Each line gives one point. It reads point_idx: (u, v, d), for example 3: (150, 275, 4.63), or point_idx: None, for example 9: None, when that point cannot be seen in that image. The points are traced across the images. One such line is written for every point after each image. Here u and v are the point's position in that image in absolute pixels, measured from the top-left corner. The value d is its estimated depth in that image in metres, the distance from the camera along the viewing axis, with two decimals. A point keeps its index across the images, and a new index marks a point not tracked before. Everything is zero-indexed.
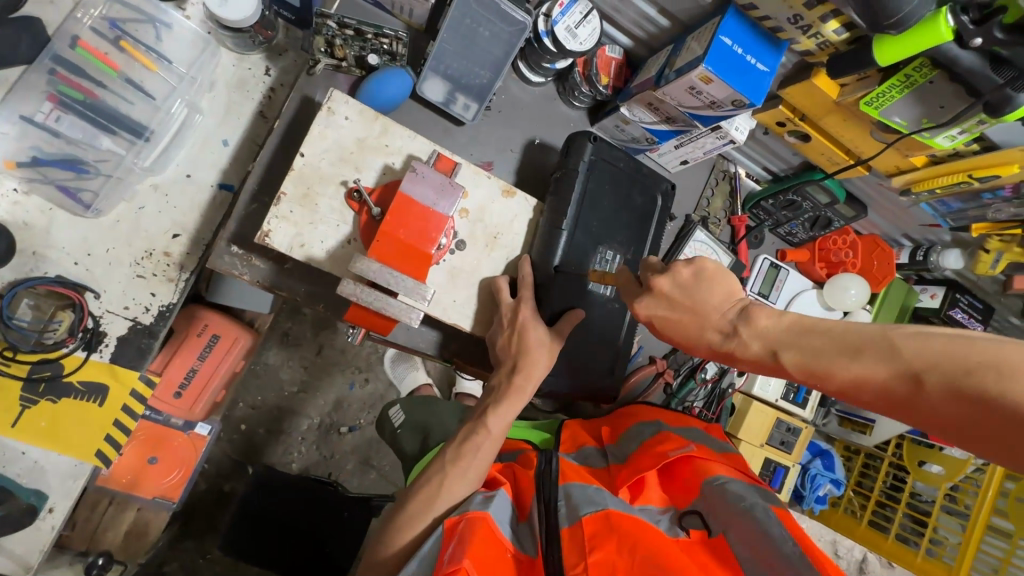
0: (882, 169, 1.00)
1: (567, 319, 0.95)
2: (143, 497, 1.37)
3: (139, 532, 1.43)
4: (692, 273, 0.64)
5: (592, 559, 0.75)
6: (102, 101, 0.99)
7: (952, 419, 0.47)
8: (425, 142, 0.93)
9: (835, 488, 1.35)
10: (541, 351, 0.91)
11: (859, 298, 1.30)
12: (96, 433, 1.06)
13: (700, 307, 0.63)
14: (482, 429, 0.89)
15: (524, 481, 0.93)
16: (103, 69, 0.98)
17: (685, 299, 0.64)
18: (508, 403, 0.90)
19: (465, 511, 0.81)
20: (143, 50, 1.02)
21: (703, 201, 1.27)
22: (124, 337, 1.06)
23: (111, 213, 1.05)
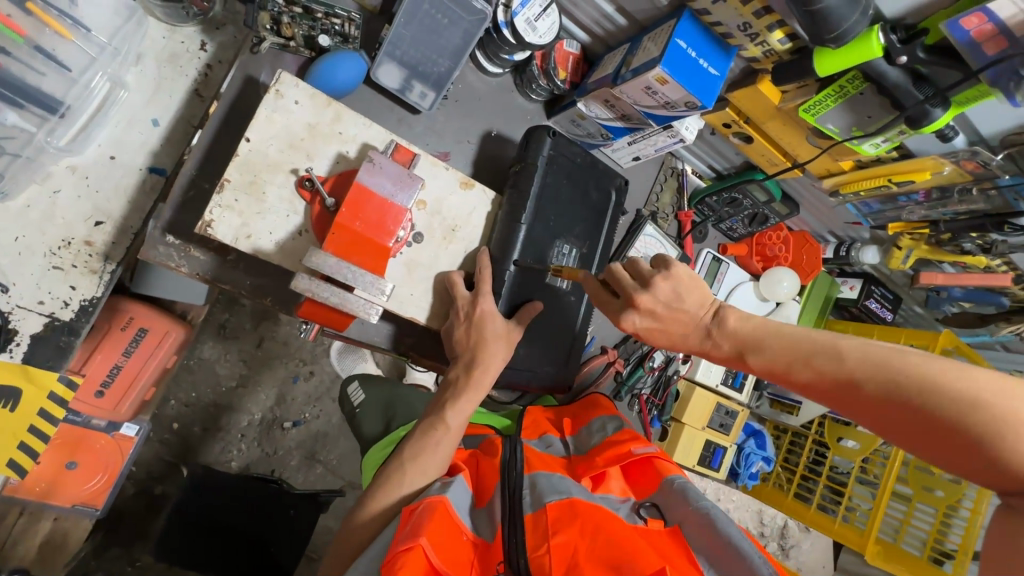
0: (814, 172, 1.08)
1: (524, 312, 0.96)
2: (60, 505, 1.25)
3: (55, 543, 1.35)
4: (671, 287, 0.69)
5: (555, 541, 0.78)
6: (6, 70, 0.84)
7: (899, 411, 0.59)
8: (381, 130, 0.90)
9: (765, 464, 1.47)
10: (496, 345, 0.91)
11: (791, 290, 1.40)
12: (9, 442, 0.98)
13: (682, 313, 0.69)
14: (441, 425, 0.89)
15: (486, 471, 0.94)
16: (7, 35, 0.82)
17: (672, 305, 0.69)
18: (465, 397, 0.90)
19: (427, 495, 0.82)
20: (57, 14, 0.87)
21: (653, 196, 1.32)
22: (40, 335, 0.96)
23: (20, 196, 0.95)
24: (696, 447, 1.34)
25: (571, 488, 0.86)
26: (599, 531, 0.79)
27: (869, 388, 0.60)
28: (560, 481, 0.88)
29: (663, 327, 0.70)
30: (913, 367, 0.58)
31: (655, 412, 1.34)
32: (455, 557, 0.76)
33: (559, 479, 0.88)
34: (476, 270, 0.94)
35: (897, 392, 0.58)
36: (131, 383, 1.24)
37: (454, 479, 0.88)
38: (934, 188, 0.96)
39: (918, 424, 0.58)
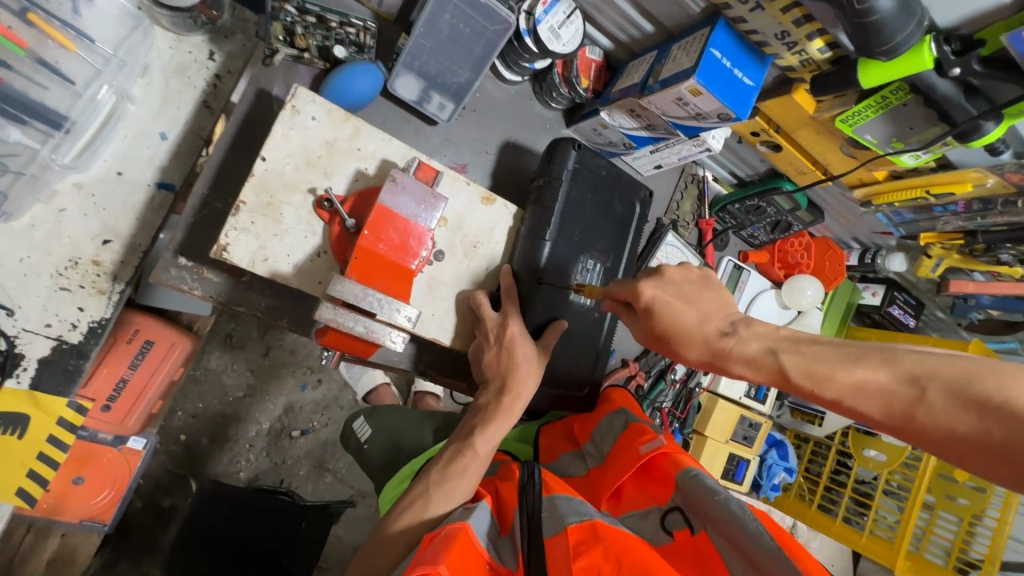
0: (845, 181, 1.05)
1: (551, 332, 0.92)
2: (67, 521, 1.21)
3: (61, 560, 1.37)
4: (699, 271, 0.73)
5: (578, 565, 0.76)
6: (10, 86, 0.80)
7: (951, 426, 0.52)
8: (401, 145, 0.86)
9: (787, 476, 1.43)
10: (527, 368, 0.87)
11: (814, 298, 1.37)
12: (17, 470, 0.94)
13: (702, 300, 0.70)
14: (469, 450, 0.86)
15: (506, 495, 0.91)
16: (8, 47, 0.78)
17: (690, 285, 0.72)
18: (496, 423, 0.86)
19: (449, 521, 0.79)
20: (59, 25, 0.83)
21: (673, 204, 1.29)
22: (47, 359, 0.93)
23: (24, 215, 0.91)
24: (720, 461, 1.31)
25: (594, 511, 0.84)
26: (623, 555, 0.75)
27: (929, 393, 0.54)
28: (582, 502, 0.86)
29: (685, 306, 0.69)
30: (980, 366, 0.52)
31: (677, 424, 1.31)
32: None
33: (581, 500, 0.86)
34: (502, 289, 0.92)
35: (958, 396, 0.52)
36: (139, 398, 1.21)
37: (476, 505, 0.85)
38: (975, 200, 0.93)
39: (997, 425, 0.50)
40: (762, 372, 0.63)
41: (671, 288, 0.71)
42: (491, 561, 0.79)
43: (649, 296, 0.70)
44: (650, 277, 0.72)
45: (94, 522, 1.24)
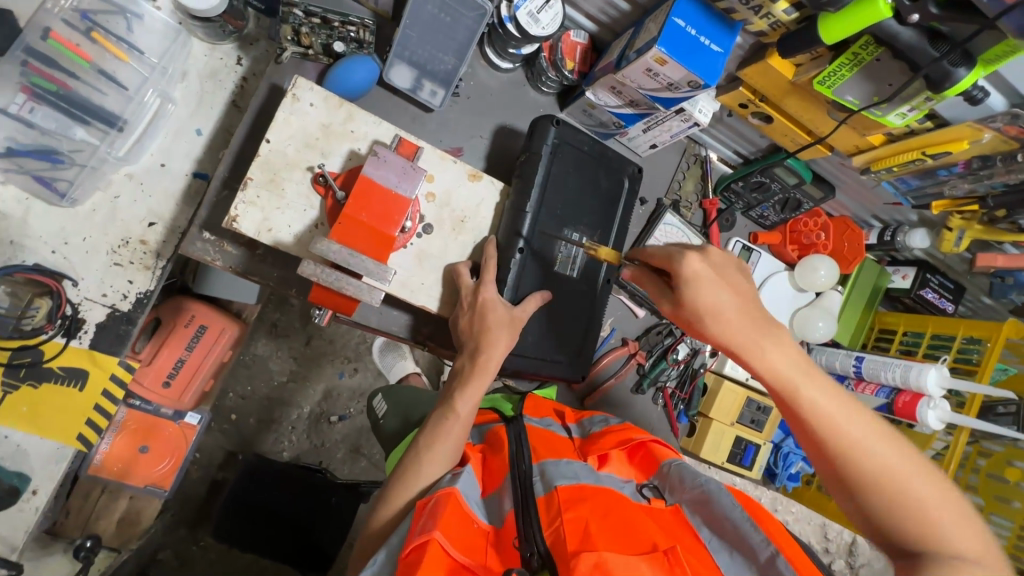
0: (843, 149, 1.02)
1: (532, 300, 0.97)
2: (136, 486, 1.39)
3: (131, 520, 1.43)
4: (718, 258, 0.71)
5: (567, 517, 0.76)
6: (74, 91, 1.00)
7: (863, 484, 0.62)
8: (389, 127, 0.95)
9: (806, 465, 1.38)
10: (501, 330, 0.92)
11: (830, 278, 1.31)
12: (78, 417, 1.08)
13: (733, 291, 0.69)
14: (450, 413, 0.90)
15: (497, 462, 0.93)
16: (76, 61, 0.99)
17: (722, 274, 0.70)
18: (472, 385, 0.90)
19: (436, 489, 0.82)
20: (115, 41, 1.03)
21: (674, 184, 1.30)
22: (103, 324, 1.09)
23: (86, 202, 1.08)
24: (725, 446, 1.27)
25: (585, 474, 0.85)
26: (610, 514, 0.76)
27: (869, 456, 0.62)
28: (573, 463, 0.87)
29: (720, 287, 0.69)
30: (902, 454, 0.62)
31: (681, 407, 1.31)
32: (466, 542, 0.77)
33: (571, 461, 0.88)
34: (484, 261, 0.96)
35: (882, 468, 0.62)
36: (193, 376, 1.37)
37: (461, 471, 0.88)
38: (974, 158, 0.89)
39: (889, 500, 0.61)
40: (771, 378, 0.66)
41: (714, 266, 0.71)
42: (479, 520, 0.83)
43: (696, 271, 0.70)
44: (694, 250, 0.72)
45: (155, 488, 1.41)
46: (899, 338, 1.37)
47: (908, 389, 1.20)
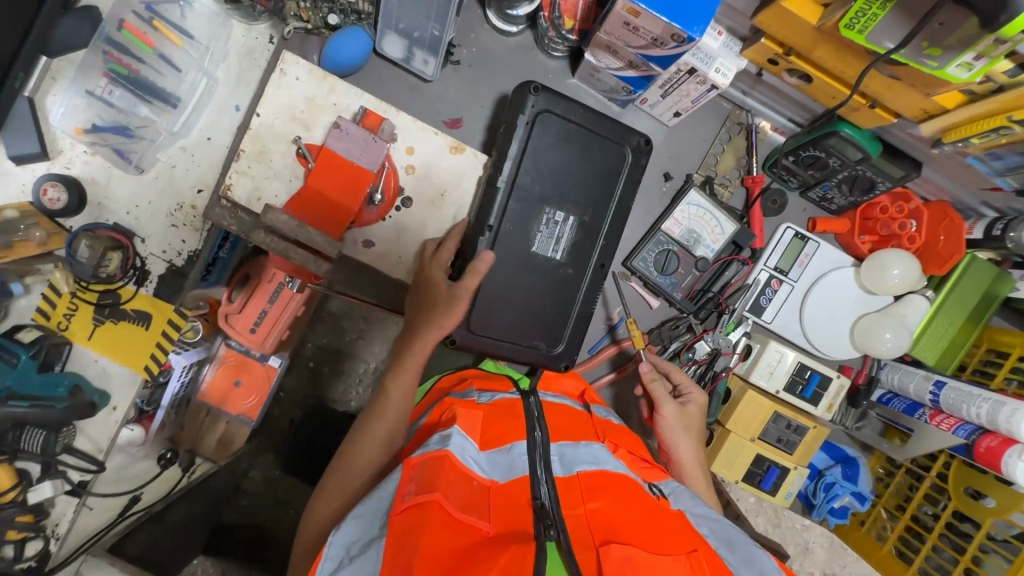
0: (908, 115, 0.80)
1: (472, 271, 0.90)
2: (229, 414, 1.49)
3: (228, 441, 1.52)
4: (696, 405, 1.05)
5: (591, 507, 0.75)
6: (142, 74, 1.18)
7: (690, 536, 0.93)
8: (370, 98, 0.96)
9: (856, 502, 1.15)
10: (438, 309, 0.89)
11: (905, 279, 1.05)
12: (145, 350, 1.28)
13: (691, 415, 1.04)
14: (382, 397, 0.87)
15: (502, 428, 0.88)
16: (141, 46, 1.16)
17: (694, 413, 1.04)
18: (405, 372, 0.88)
19: (428, 449, 0.77)
20: (172, 27, 1.19)
21: (709, 158, 1.12)
22: (163, 276, 1.28)
23: (151, 170, 1.24)
24: (741, 462, 1.11)
25: (606, 459, 0.86)
26: (629, 506, 0.76)
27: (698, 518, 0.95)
28: (591, 448, 0.88)
29: (694, 415, 1.04)
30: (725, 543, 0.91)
31: None
32: (471, 501, 0.73)
33: (589, 445, 0.88)
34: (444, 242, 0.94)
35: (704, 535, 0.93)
36: (273, 324, 1.39)
37: (448, 430, 0.83)
38: None
39: None
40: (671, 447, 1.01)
41: (695, 408, 1.05)
42: (478, 475, 0.78)
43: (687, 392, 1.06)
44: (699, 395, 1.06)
45: (244, 417, 1.50)
46: (1011, 363, 1.02)
47: (995, 432, 0.93)
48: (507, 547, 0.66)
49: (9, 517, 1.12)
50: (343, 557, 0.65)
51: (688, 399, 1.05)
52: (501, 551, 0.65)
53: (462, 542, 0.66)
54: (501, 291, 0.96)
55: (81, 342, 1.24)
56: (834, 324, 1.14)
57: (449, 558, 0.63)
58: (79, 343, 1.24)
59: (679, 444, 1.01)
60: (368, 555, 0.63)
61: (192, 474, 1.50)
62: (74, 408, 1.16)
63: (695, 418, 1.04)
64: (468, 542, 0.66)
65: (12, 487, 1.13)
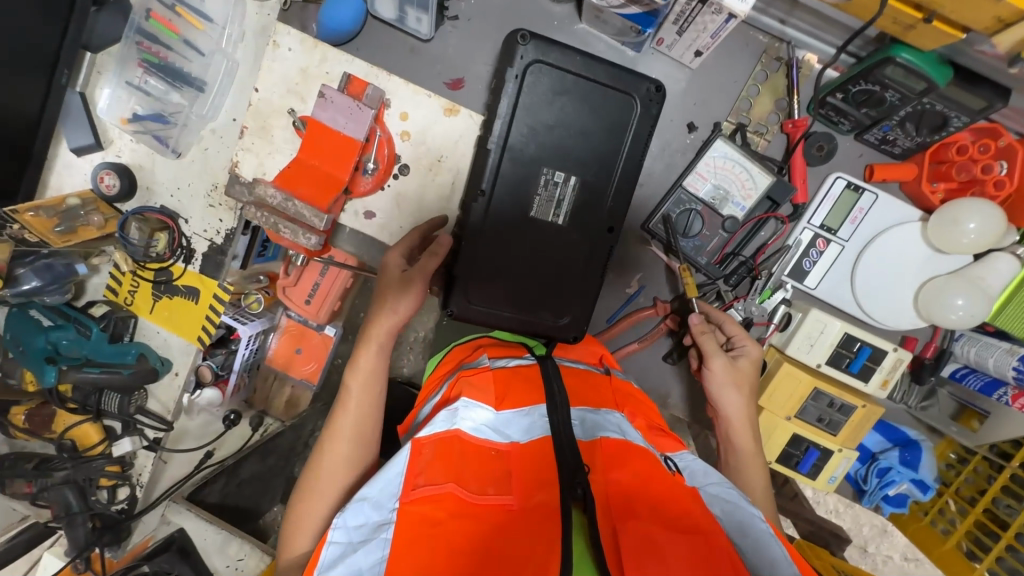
0: (979, 27, 0.65)
1: (431, 253, 0.87)
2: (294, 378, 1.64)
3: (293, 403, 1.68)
4: (749, 359, 0.93)
5: (614, 479, 0.69)
6: (172, 62, 1.24)
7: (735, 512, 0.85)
8: (361, 64, 0.93)
9: (917, 490, 1.02)
10: (387, 295, 0.88)
11: (982, 235, 0.86)
12: (197, 323, 1.39)
13: (744, 370, 0.92)
14: (345, 393, 0.85)
15: (515, 392, 0.82)
16: (168, 34, 1.22)
17: (747, 368, 0.92)
18: (362, 369, 0.86)
19: (436, 429, 0.74)
20: (193, 12, 1.22)
21: (741, 101, 0.99)
22: (206, 254, 1.36)
23: (188, 154, 1.31)
24: (776, 441, 1.01)
25: (629, 430, 0.78)
26: (652, 480, 0.69)
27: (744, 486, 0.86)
28: (612, 417, 0.80)
29: (747, 371, 0.92)
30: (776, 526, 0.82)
31: None
32: (484, 478, 0.69)
33: (609, 413, 0.81)
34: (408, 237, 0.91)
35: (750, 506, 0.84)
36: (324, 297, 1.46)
37: (457, 404, 0.79)
38: None
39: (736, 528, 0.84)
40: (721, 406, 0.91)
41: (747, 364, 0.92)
42: (494, 444, 0.74)
43: (740, 344, 0.94)
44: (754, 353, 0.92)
45: (305, 381, 1.64)
46: None
47: None
48: (524, 528, 0.62)
49: (100, 466, 1.38)
50: (352, 541, 0.64)
51: (739, 353, 0.93)
52: (518, 533, 0.61)
53: (476, 524, 0.62)
54: (499, 261, 0.91)
55: (145, 315, 1.40)
56: (893, 289, 0.98)
57: (459, 547, 0.60)
58: (143, 316, 1.40)
59: (728, 403, 0.91)
60: (376, 542, 0.63)
61: (262, 432, 1.66)
62: (139, 374, 1.33)
63: (749, 374, 0.92)
64: (483, 522, 0.63)
65: (99, 441, 1.40)
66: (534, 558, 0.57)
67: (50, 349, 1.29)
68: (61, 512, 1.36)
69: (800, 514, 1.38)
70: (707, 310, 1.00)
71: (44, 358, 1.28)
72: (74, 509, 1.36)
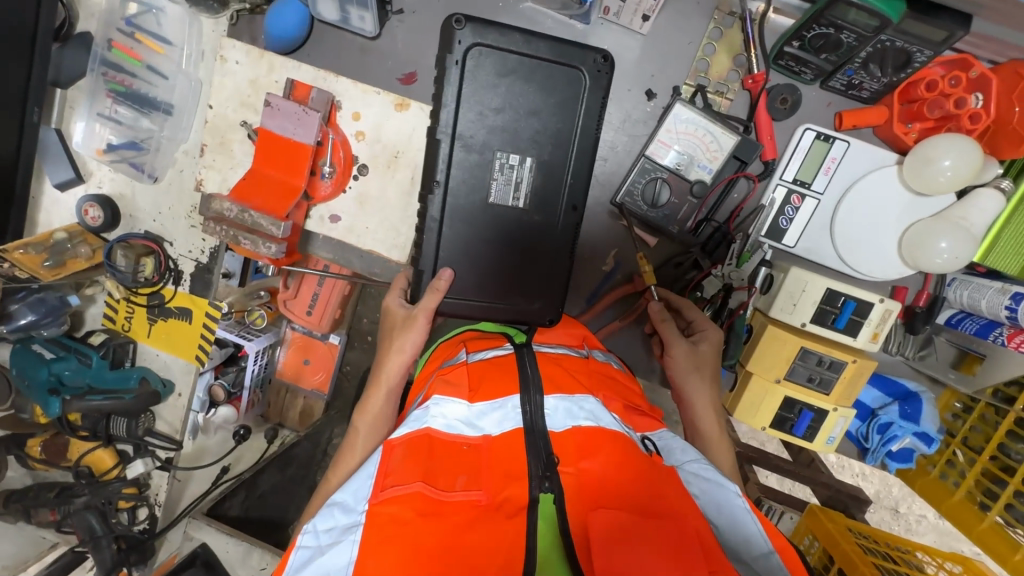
0: None
1: (431, 290, 0.87)
2: (305, 388, 1.65)
3: (308, 413, 1.69)
4: (707, 343, 0.91)
5: (586, 467, 0.67)
6: (137, 88, 1.22)
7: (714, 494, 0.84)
8: (308, 68, 0.93)
9: (922, 443, 0.98)
10: (393, 336, 0.89)
11: (958, 173, 0.82)
12: (193, 342, 1.41)
13: (703, 354, 0.90)
14: (353, 433, 0.86)
15: (491, 383, 0.79)
16: (131, 62, 1.20)
17: (707, 351, 0.90)
18: (374, 405, 0.86)
19: (408, 429, 0.73)
20: (153, 38, 1.20)
21: (698, 63, 0.96)
22: (194, 274, 1.38)
23: (165, 178, 1.31)
24: (768, 407, 0.99)
25: (603, 416, 0.72)
26: (628, 463, 0.66)
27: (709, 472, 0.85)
28: (585, 404, 0.74)
29: (709, 354, 0.90)
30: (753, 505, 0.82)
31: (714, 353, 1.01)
32: (454, 474, 0.68)
33: (582, 400, 0.75)
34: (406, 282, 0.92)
35: None
36: (325, 307, 1.42)
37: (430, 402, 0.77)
38: None
39: None
40: (683, 391, 0.89)
41: (707, 348, 0.90)
42: (466, 438, 0.73)
43: (698, 329, 0.92)
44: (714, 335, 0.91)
45: (317, 392, 1.65)
46: None
47: None
48: (495, 525, 0.62)
49: (117, 489, 1.43)
50: (320, 544, 0.63)
51: (697, 337, 0.91)
52: (488, 532, 0.61)
53: (445, 523, 0.62)
54: (464, 250, 0.90)
55: (143, 340, 1.43)
56: (875, 238, 0.94)
57: (427, 550, 0.59)
58: (142, 340, 1.43)
59: (689, 389, 0.89)
60: (345, 544, 0.61)
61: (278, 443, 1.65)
62: (141, 398, 1.36)
63: (708, 359, 0.90)
64: (452, 521, 0.62)
65: (114, 465, 1.47)
66: (503, 556, 0.59)
67: (54, 381, 1.33)
68: (86, 537, 1.40)
69: (817, 479, 1.33)
70: (667, 296, 0.99)
71: (48, 390, 1.32)
72: (98, 533, 1.40)
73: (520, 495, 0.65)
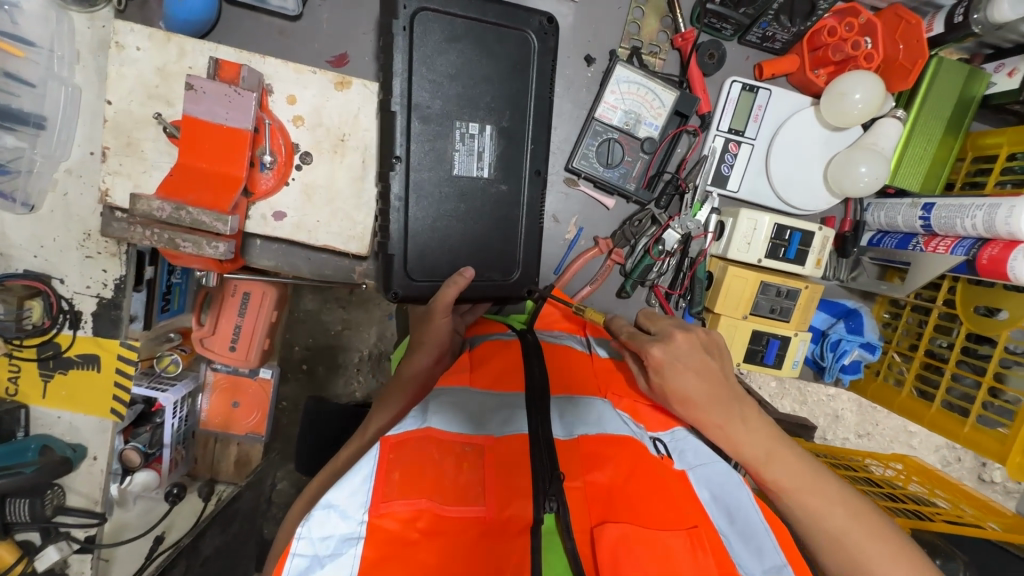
0: None
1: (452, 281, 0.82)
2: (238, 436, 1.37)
3: (245, 461, 1.41)
4: (659, 361, 0.73)
5: (597, 479, 0.61)
6: None
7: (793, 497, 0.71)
8: (229, 51, 0.83)
9: (867, 353, 1.08)
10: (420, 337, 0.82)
11: (869, 103, 0.93)
12: (105, 394, 1.13)
13: (666, 378, 0.73)
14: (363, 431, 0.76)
15: (495, 364, 0.77)
16: None
17: (666, 369, 0.72)
18: (391, 404, 0.77)
19: (408, 424, 0.62)
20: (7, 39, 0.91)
21: (631, 25, 1.00)
22: (97, 313, 1.08)
23: (45, 205, 1.02)
24: (738, 343, 1.04)
25: (610, 421, 0.69)
26: (637, 474, 0.62)
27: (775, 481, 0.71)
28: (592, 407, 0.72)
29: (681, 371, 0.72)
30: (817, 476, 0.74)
31: (683, 304, 1.08)
32: (459, 485, 0.59)
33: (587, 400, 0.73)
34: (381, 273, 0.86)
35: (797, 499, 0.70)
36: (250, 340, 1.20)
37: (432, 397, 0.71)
38: None
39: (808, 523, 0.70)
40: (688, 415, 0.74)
41: (668, 359, 0.72)
42: (466, 437, 0.63)
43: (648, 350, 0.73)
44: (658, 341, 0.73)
45: (253, 435, 1.35)
46: (999, 167, 0.95)
47: (996, 240, 0.88)
48: (500, 547, 0.55)
49: None
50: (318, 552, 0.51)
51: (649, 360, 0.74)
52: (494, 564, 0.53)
53: (446, 545, 0.54)
54: (433, 227, 0.85)
55: (37, 403, 1.13)
56: (803, 174, 1.04)
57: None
58: (36, 403, 1.13)
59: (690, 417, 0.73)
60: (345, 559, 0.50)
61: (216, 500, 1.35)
62: (46, 468, 1.06)
63: (678, 379, 0.72)
64: (455, 545, 0.54)
65: (16, 561, 1.12)
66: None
67: None
68: None
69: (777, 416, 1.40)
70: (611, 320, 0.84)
71: None
72: None
73: (524, 513, 0.57)
